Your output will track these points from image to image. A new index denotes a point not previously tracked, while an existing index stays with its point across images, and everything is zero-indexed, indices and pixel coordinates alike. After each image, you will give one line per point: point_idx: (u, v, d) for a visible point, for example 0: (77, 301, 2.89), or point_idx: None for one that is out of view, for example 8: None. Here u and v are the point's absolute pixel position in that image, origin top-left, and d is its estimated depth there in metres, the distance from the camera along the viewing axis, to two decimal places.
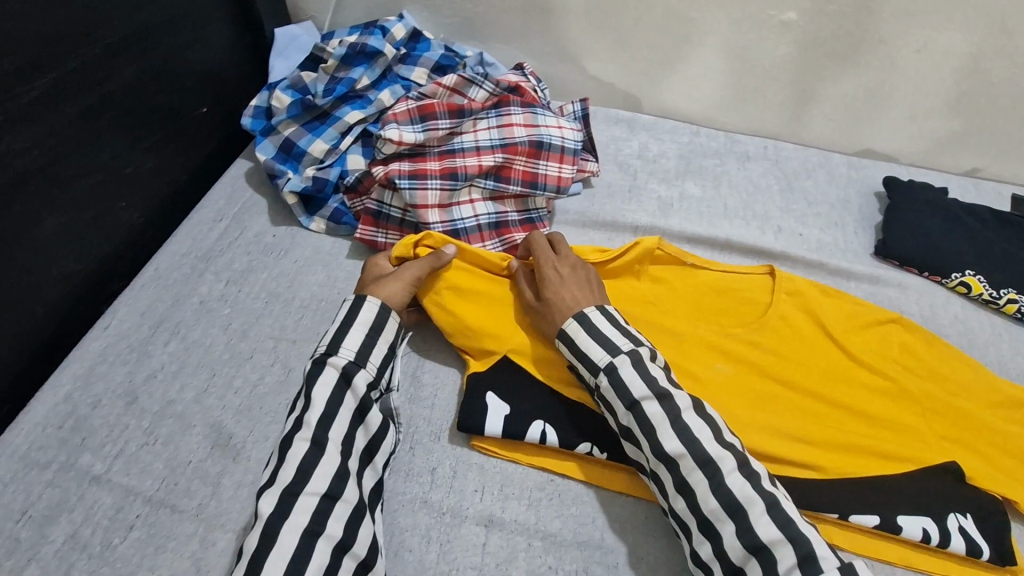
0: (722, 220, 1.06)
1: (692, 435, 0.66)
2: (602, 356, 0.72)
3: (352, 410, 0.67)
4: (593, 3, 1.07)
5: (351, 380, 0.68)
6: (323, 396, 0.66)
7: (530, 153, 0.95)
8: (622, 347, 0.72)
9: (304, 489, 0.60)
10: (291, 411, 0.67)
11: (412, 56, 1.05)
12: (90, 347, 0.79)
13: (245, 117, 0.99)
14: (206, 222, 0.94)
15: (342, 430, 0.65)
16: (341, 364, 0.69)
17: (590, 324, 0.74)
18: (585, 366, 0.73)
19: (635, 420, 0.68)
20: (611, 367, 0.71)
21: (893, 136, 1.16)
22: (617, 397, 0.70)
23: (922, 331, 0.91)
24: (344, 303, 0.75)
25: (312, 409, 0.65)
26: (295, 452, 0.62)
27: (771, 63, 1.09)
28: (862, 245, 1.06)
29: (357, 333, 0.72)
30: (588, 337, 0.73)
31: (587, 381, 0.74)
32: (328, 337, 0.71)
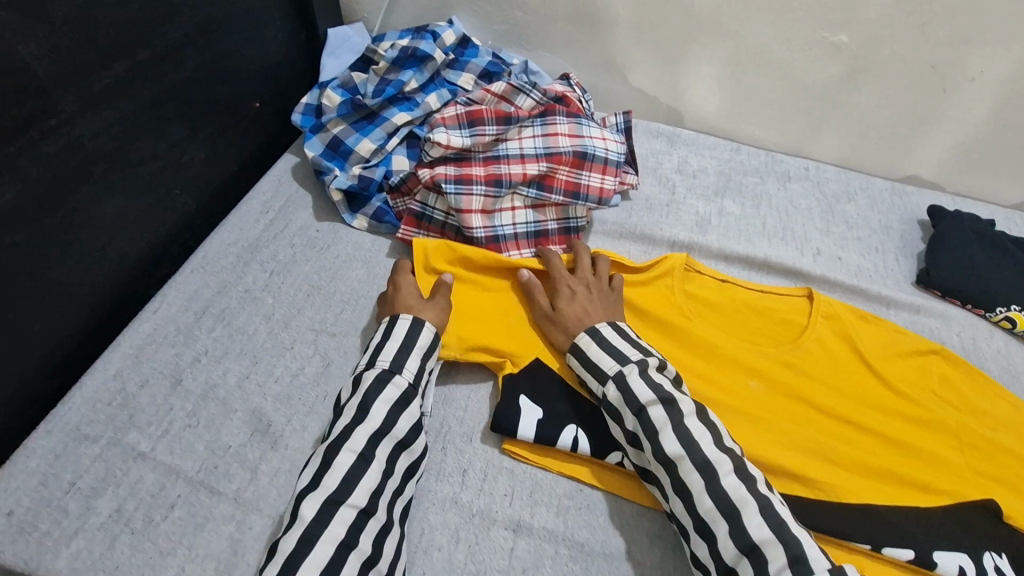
0: (760, 239, 1.06)
1: (692, 440, 0.66)
2: (611, 366, 0.74)
3: (402, 432, 0.68)
4: (642, 17, 1.07)
5: (407, 403, 0.70)
6: (381, 413, 0.68)
7: (573, 163, 0.96)
8: (629, 356, 0.74)
9: (346, 498, 0.62)
10: (344, 419, 0.68)
11: (460, 61, 1.07)
12: (140, 327, 0.81)
13: (296, 113, 1.02)
14: (253, 213, 0.96)
15: (389, 448, 0.67)
16: (400, 386, 0.71)
17: (601, 338, 0.77)
18: (592, 376, 0.75)
19: (641, 427, 0.69)
20: (620, 377, 0.73)
21: (939, 164, 1.14)
22: (625, 407, 0.71)
23: (963, 363, 0.89)
24: (401, 319, 0.76)
25: (370, 423, 0.67)
26: (340, 460, 0.64)
27: (819, 84, 1.08)
28: (903, 273, 1.04)
29: (416, 356, 0.74)
30: (599, 348, 0.76)
31: (594, 392, 0.76)
32: (392, 354, 0.73)
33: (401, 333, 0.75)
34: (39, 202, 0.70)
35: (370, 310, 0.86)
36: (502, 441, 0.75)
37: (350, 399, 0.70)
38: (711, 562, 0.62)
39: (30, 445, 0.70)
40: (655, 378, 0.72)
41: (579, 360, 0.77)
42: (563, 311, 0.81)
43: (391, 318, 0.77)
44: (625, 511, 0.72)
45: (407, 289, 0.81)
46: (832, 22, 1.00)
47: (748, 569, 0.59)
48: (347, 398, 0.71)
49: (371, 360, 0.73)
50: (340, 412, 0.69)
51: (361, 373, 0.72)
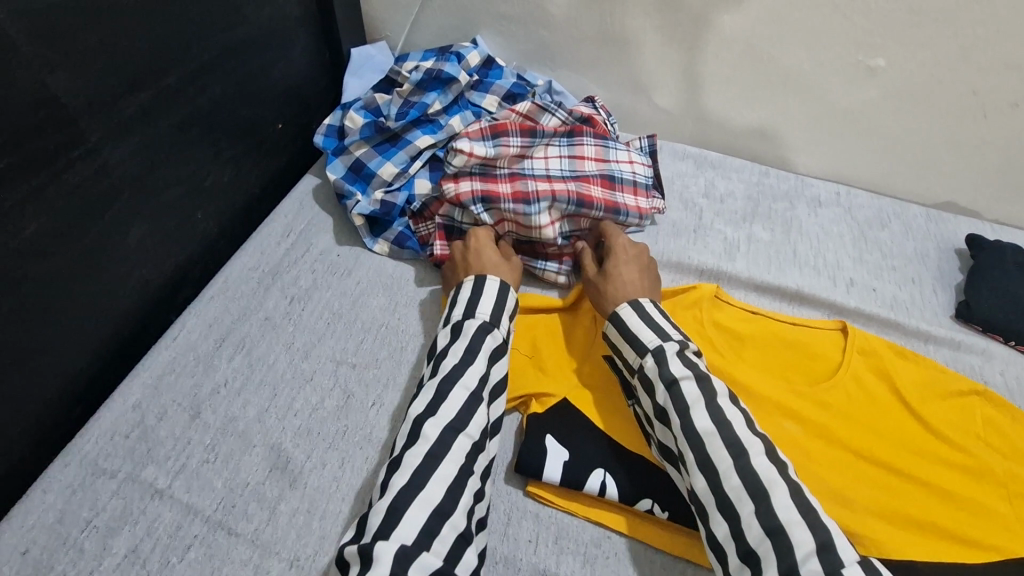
0: (791, 268, 1.02)
1: (724, 420, 0.64)
2: (651, 340, 0.72)
3: (497, 379, 0.73)
4: (670, 38, 1.05)
5: (501, 355, 0.74)
6: (484, 358, 0.72)
7: (603, 185, 0.93)
8: (674, 338, 0.73)
9: (463, 428, 0.66)
10: (450, 360, 0.71)
11: (485, 82, 1.04)
12: (160, 356, 0.80)
13: (318, 134, 1.01)
14: (275, 237, 0.95)
15: (490, 389, 0.71)
16: (499, 338, 0.75)
17: (640, 311, 0.76)
18: (628, 344, 0.75)
19: (669, 395, 0.68)
20: (659, 355, 0.71)
21: (978, 190, 1.10)
22: (659, 378, 0.70)
23: (1010, 407, 0.84)
24: (492, 278, 0.79)
25: (476, 365, 0.71)
26: (455, 397, 0.68)
27: (853, 108, 1.05)
28: (940, 305, 1.00)
29: (509, 314, 0.78)
30: (640, 320, 0.75)
31: (626, 360, 0.75)
32: (490, 308, 0.76)
33: (495, 287, 0.78)
34: (64, 231, 0.69)
35: (391, 341, 0.85)
36: (528, 484, 0.72)
37: (452, 344, 0.73)
38: (731, 541, 0.59)
39: (47, 479, 0.68)
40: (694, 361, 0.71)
41: (612, 323, 0.77)
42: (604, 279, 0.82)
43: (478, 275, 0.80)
44: (657, 561, 0.69)
45: (487, 256, 0.84)
46: (869, 46, 0.97)
47: (771, 554, 0.56)
48: (447, 344, 0.74)
49: (469, 312, 0.76)
50: (444, 354, 0.72)
51: (460, 322, 0.76)
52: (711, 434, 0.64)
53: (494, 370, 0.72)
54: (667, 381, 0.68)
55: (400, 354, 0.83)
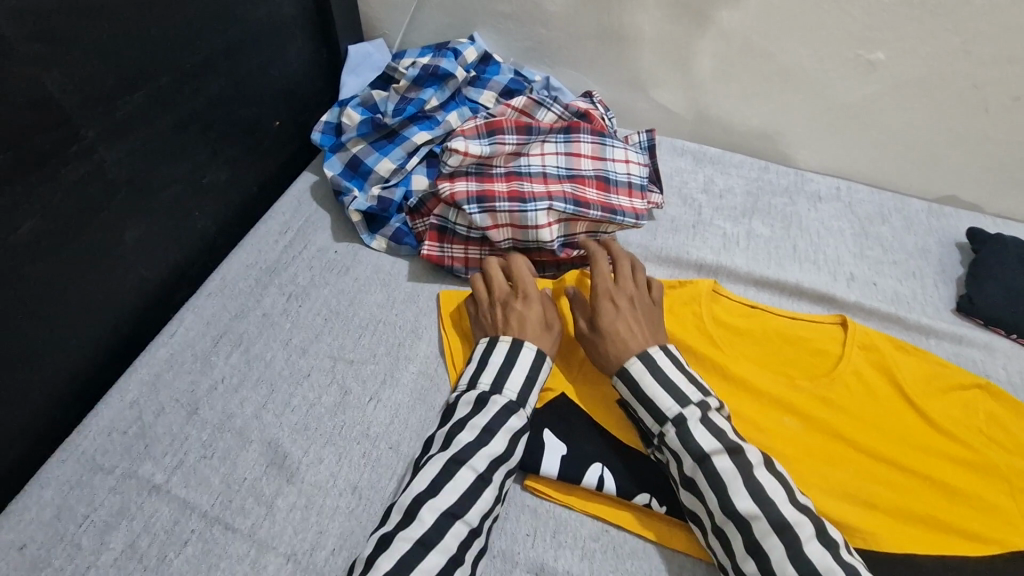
0: (790, 263, 1.02)
1: (764, 494, 0.62)
2: (670, 407, 0.69)
3: (512, 462, 0.69)
4: (668, 34, 1.05)
5: (523, 437, 0.70)
6: (503, 439, 0.68)
7: (598, 186, 0.95)
8: (691, 398, 0.69)
9: (462, 513, 0.63)
10: (467, 434, 0.68)
11: (481, 79, 1.05)
12: (157, 353, 0.80)
13: (314, 131, 1.00)
14: (272, 234, 0.95)
15: (502, 474, 0.67)
16: (522, 420, 0.70)
17: (654, 370, 0.72)
18: (644, 408, 0.71)
19: (701, 475, 0.64)
20: (680, 422, 0.67)
21: (980, 184, 1.09)
22: (684, 451, 0.66)
23: (1014, 401, 0.84)
24: (528, 347, 0.74)
25: (493, 446, 0.67)
26: (462, 477, 0.65)
27: (852, 103, 1.04)
28: (942, 300, 0.99)
29: (536, 390, 0.73)
30: (654, 381, 0.71)
31: (646, 426, 0.71)
32: (517, 386, 0.72)
33: (529, 361, 0.74)
34: (63, 229, 0.69)
35: (389, 337, 0.84)
36: (525, 480, 0.72)
37: (472, 417, 0.69)
38: None
39: (44, 475, 0.69)
40: (721, 429, 0.67)
41: (620, 380, 0.73)
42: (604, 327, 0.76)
43: (514, 337, 0.75)
44: (655, 555, 0.68)
45: (529, 317, 0.77)
46: (868, 40, 0.96)
47: None
48: (467, 414, 0.70)
49: (494, 385, 0.72)
50: (461, 425, 0.68)
51: (484, 394, 0.71)
52: (759, 520, 0.60)
53: (511, 454, 0.68)
54: (695, 454, 0.65)
55: (397, 351, 0.83)
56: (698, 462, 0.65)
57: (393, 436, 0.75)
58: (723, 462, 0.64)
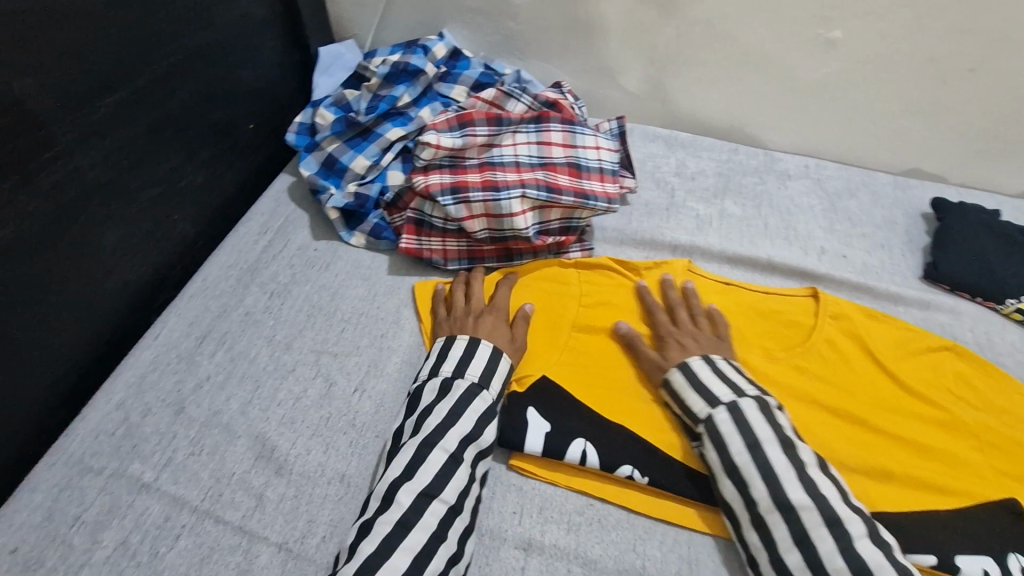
0: (762, 240, 1.04)
1: (817, 489, 0.64)
2: (726, 394, 0.73)
3: (484, 443, 0.71)
4: (634, 22, 1.07)
5: (491, 419, 0.73)
6: (471, 421, 0.71)
7: (571, 173, 0.95)
8: (749, 391, 0.73)
9: (438, 492, 0.65)
10: (435, 418, 0.71)
11: (452, 74, 1.06)
12: (142, 356, 0.81)
13: (290, 132, 1.02)
14: (252, 235, 0.96)
15: (473, 454, 0.69)
16: (488, 402, 0.73)
17: (717, 368, 0.76)
18: (696, 395, 0.74)
19: (749, 459, 0.67)
20: (736, 416, 0.70)
21: (944, 155, 1.12)
22: (735, 433, 0.69)
23: (979, 360, 0.87)
24: (484, 344, 0.78)
25: (460, 426, 0.70)
26: (433, 459, 0.67)
27: (814, 81, 1.07)
28: (910, 268, 1.02)
29: (500, 378, 0.76)
30: (714, 376, 0.75)
31: (693, 410, 0.73)
32: (479, 368, 0.76)
33: (487, 352, 0.77)
34: (41, 235, 0.70)
35: (372, 329, 0.86)
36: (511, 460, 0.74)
37: (438, 403, 0.72)
38: None
39: (34, 479, 0.69)
40: (779, 419, 0.70)
41: (679, 372, 0.76)
42: (670, 361, 0.79)
43: (472, 337, 0.79)
44: (639, 525, 0.70)
45: (488, 328, 0.81)
46: (825, 19, 0.99)
47: None
48: (431, 402, 0.73)
49: (459, 370, 0.75)
50: (428, 411, 0.72)
51: (448, 380, 0.75)
52: (810, 513, 0.62)
53: (480, 436, 0.71)
54: (747, 440, 0.68)
55: (380, 342, 0.84)
56: (747, 445, 0.68)
57: (378, 425, 0.76)
58: (775, 455, 0.67)
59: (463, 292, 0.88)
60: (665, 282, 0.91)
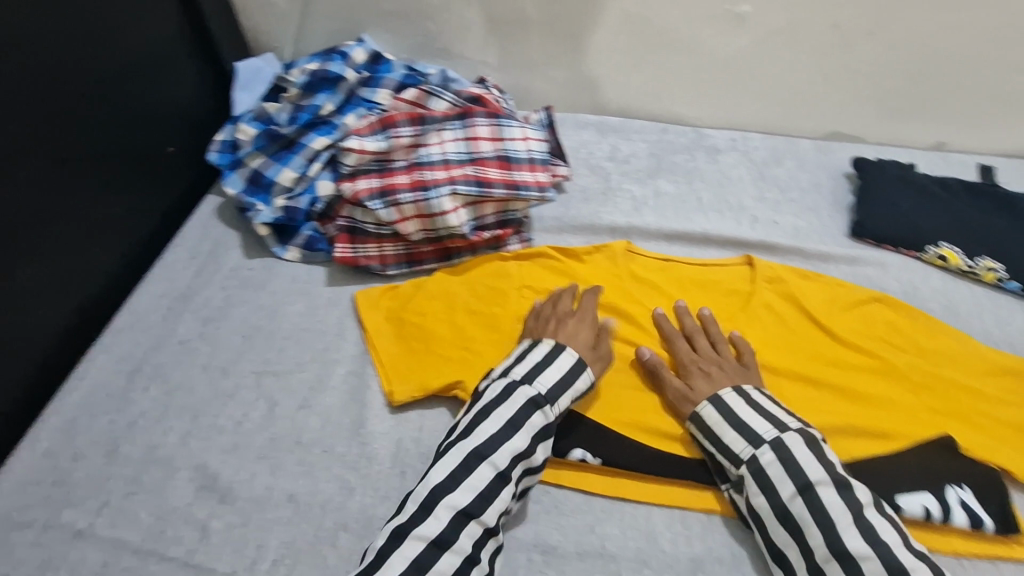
0: (697, 214, 1.07)
1: (876, 535, 0.62)
2: (767, 430, 0.70)
3: (534, 461, 0.69)
4: (552, 12, 1.07)
5: (545, 437, 0.71)
6: (526, 436, 0.69)
7: (500, 165, 0.96)
8: (790, 424, 0.71)
9: (477, 512, 0.64)
10: (493, 425, 0.69)
11: (375, 78, 1.03)
12: (69, 399, 0.77)
13: (212, 151, 0.99)
14: (180, 261, 0.93)
15: (520, 470, 0.68)
16: (547, 418, 0.71)
17: (753, 402, 0.74)
18: (735, 433, 0.71)
19: (802, 507, 0.65)
20: (788, 462, 0.67)
21: (860, 116, 1.17)
22: (786, 477, 0.67)
23: (907, 308, 0.91)
24: (567, 353, 0.76)
25: (515, 441, 0.68)
26: (482, 473, 0.66)
27: (731, 56, 1.10)
28: (837, 227, 1.06)
29: (569, 394, 0.74)
30: (751, 410, 0.73)
31: (732, 450, 0.71)
32: (549, 381, 0.73)
33: (563, 364, 0.75)
34: None
35: (314, 343, 0.84)
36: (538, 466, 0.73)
37: (498, 409, 0.70)
38: None
39: None
40: (829, 457, 0.68)
41: (714, 408, 0.74)
42: (696, 394, 0.76)
43: (554, 343, 0.77)
44: (595, 505, 0.72)
45: (567, 335, 0.79)
46: None
47: None
48: (493, 403, 0.71)
49: (528, 377, 0.73)
50: (485, 414, 0.70)
51: (514, 385, 0.73)
52: (871, 561, 0.60)
53: (532, 454, 0.69)
54: (798, 483, 0.66)
55: (323, 355, 0.83)
56: (797, 492, 0.65)
57: (326, 439, 0.74)
58: (831, 499, 0.64)
59: (570, 300, 0.84)
60: (681, 308, 0.87)
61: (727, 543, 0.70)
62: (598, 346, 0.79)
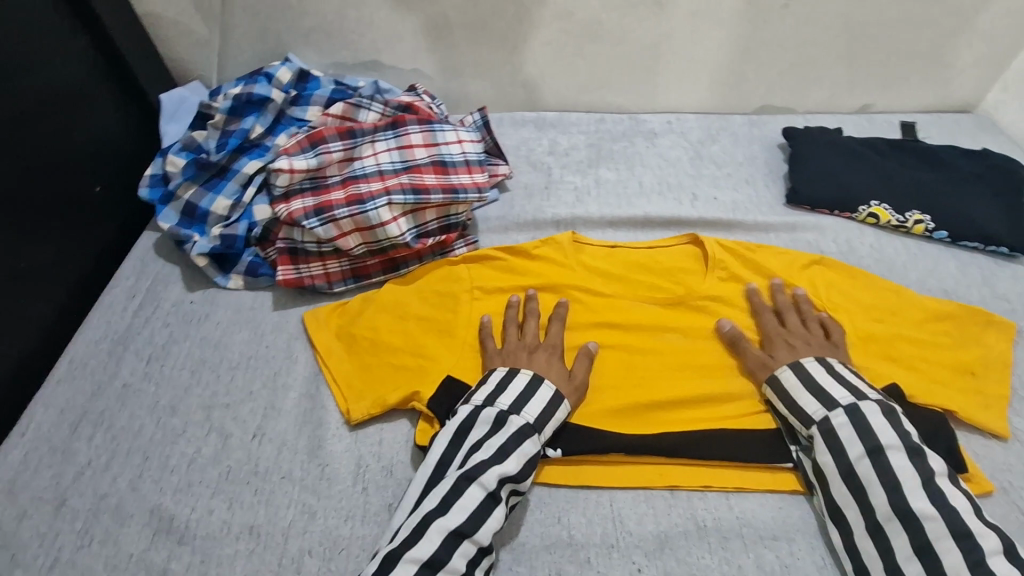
0: (639, 199, 1.08)
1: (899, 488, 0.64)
2: (844, 395, 0.72)
3: (523, 485, 0.68)
4: (474, 14, 1.06)
5: (534, 465, 0.70)
6: (516, 462, 0.68)
7: (436, 171, 0.95)
8: (868, 394, 0.72)
9: (471, 531, 0.63)
10: (483, 453, 0.68)
11: (304, 97, 1.02)
12: (8, 457, 0.74)
13: (141, 187, 0.95)
14: (118, 302, 0.90)
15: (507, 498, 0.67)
16: (536, 446, 0.70)
17: (830, 371, 0.75)
18: (811, 396, 0.73)
19: (870, 467, 0.67)
20: (864, 429, 0.68)
21: (786, 88, 1.20)
22: (857, 439, 0.68)
23: (844, 267, 0.92)
24: (546, 386, 0.75)
25: (507, 465, 0.67)
26: (472, 494, 0.65)
27: (657, 42, 1.12)
28: (775, 197, 1.09)
29: (552, 424, 0.73)
30: (833, 378, 0.74)
31: (805, 413, 0.73)
32: (537, 410, 0.72)
33: (547, 395, 0.74)
34: None
35: (264, 370, 0.82)
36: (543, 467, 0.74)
37: (489, 437, 0.69)
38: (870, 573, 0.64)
39: None
40: (905, 427, 0.68)
41: (791, 372, 0.76)
42: (776, 361, 0.79)
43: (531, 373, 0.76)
44: (559, 496, 0.73)
45: (545, 366, 0.77)
46: None
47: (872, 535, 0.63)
48: (482, 434, 0.70)
49: (515, 406, 0.72)
50: (476, 443, 0.69)
51: (502, 414, 0.71)
52: (936, 523, 0.62)
53: (521, 481, 0.68)
54: (868, 446, 0.67)
55: (273, 381, 0.81)
56: (864, 453, 0.67)
57: (284, 465, 0.73)
58: (900, 462, 0.66)
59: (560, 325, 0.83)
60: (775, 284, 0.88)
61: (692, 516, 0.71)
62: (573, 377, 0.78)
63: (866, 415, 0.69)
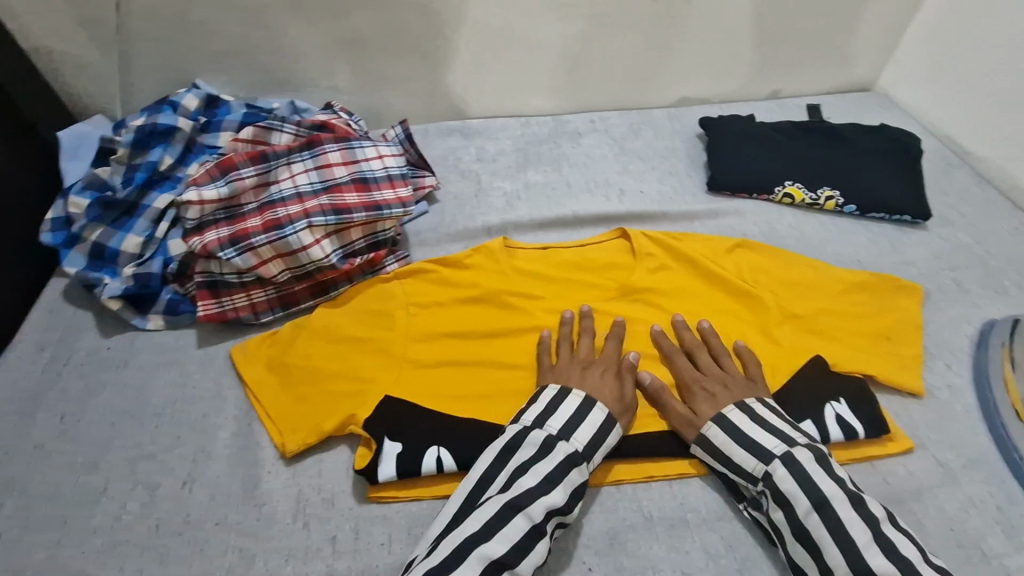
0: (569, 199, 1.10)
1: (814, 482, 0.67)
2: (776, 445, 0.70)
3: (568, 518, 0.67)
4: (387, 27, 1.05)
5: (581, 497, 0.69)
6: (564, 493, 0.67)
7: (357, 188, 0.93)
8: (799, 440, 0.71)
9: (513, 563, 0.62)
10: (529, 479, 0.67)
11: (213, 123, 0.99)
12: None
13: (42, 233, 0.89)
14: (24, 358, 0.84)
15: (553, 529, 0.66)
16: (585, 476, 0.70)
17: (757, 419, 0.73)
18: (744, 451, 0.71)
19: (819, 524, 0.65)
20: (803, 478, 0.67)
21: (700, 80, 1.24)
22: (800, 493, 0.67)
23: (766, 248, 0.97)
24: (598, 409, 0.74)
25: (554, 496, 0.66)
26: (517, 524, 0.64)
27: (571, 43, 1.13)
28: (698, 185, 1.13)
29: (603, 452, 0.72)
30: (758, 426, 0.72)
31: (745, 468, 0.71)
32: (586, 437, 0.72)
33: (600, 419, 0.73)
34: None
35: (191, 413, 0.79)
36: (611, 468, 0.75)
37: (538, 462, 0.69)
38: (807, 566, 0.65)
39: None
40: (838, 471, 0.69)
41: (719, 428, 0.73)
42: (700, 417, 0.75)
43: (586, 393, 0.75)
44: None
45: (599, 385, 0.77)
46: None
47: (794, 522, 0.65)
48: (530, 458, 0.69)
49: (564, 431, 0.71)
50: (524, 469, 0.68)
51: (552, 439, 0.71)
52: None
53: (568, 514, 0.67)
54: (814, 501, 0.66)
55: (203, 423, 0.78)
56: (811, 510, 0.66)
57: (219, 511, 0.70)
58: (847, 508, 0.65)
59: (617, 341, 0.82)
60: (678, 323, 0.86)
61: (637, 508, 0.72)
62: (625, 394, 0.77)
63: (805, 465, 0.68)
